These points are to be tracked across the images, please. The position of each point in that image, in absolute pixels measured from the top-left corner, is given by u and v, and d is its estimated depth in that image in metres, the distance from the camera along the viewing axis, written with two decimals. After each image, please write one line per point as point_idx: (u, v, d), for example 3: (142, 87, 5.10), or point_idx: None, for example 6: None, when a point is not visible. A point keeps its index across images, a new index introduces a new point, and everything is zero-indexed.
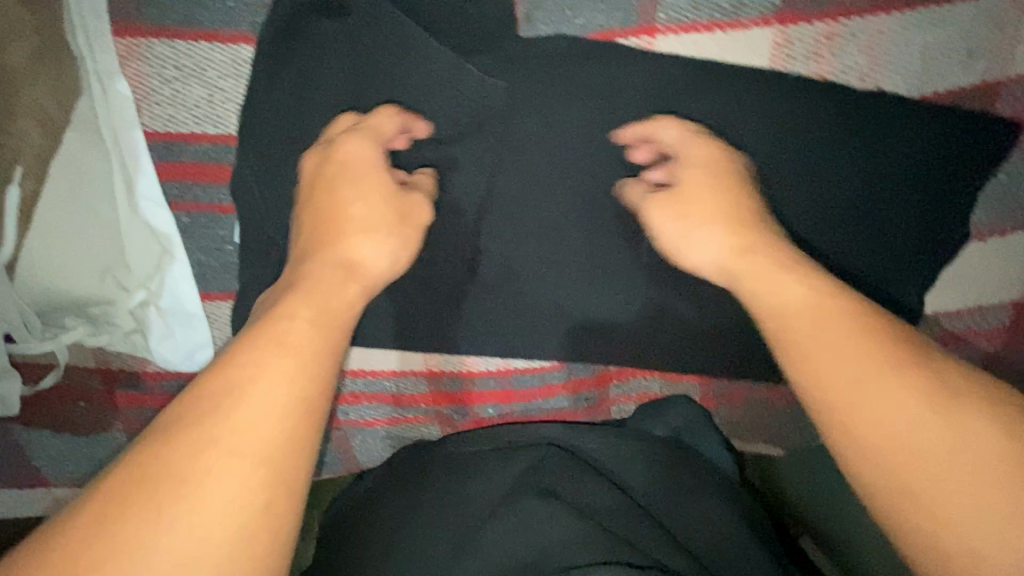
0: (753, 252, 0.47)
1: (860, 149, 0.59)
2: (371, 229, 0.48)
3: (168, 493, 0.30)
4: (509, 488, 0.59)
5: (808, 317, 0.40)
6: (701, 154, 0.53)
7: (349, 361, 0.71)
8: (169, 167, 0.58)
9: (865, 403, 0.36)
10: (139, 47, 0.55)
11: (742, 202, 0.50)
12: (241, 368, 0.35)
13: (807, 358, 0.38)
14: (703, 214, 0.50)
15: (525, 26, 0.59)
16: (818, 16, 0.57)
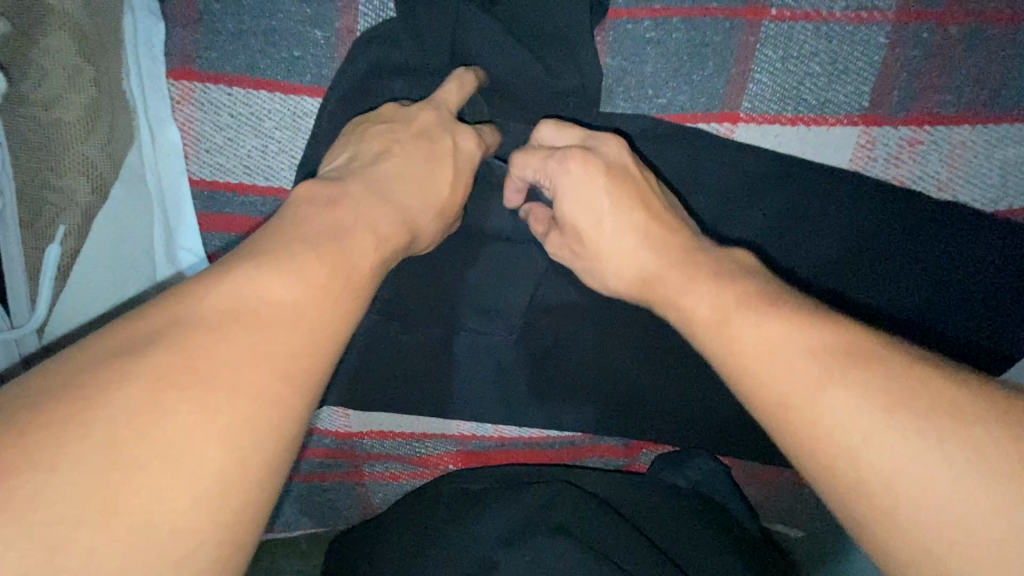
0: (668, 265, 0.43)
1: (931, 235, 0.57)
2: (444, 213, 0.46)
3: (110, 399, 0.24)
4: (516, 525, 0.54)
5: (773, 352, 0.34)
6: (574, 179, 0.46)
7: (376, 423, 0.66)
8: (212, 218, 0.55)
9: (820, 401, 0.31)
10: (195, 92, 0.52)
11: (639, 208, 0.45)
12: (240, 298, 0.29)
13: (764, 371, 0.34)
14: (600, 237, 0.46)
15: (605, 100, 0.56)
16: (903, 121, 0.56)
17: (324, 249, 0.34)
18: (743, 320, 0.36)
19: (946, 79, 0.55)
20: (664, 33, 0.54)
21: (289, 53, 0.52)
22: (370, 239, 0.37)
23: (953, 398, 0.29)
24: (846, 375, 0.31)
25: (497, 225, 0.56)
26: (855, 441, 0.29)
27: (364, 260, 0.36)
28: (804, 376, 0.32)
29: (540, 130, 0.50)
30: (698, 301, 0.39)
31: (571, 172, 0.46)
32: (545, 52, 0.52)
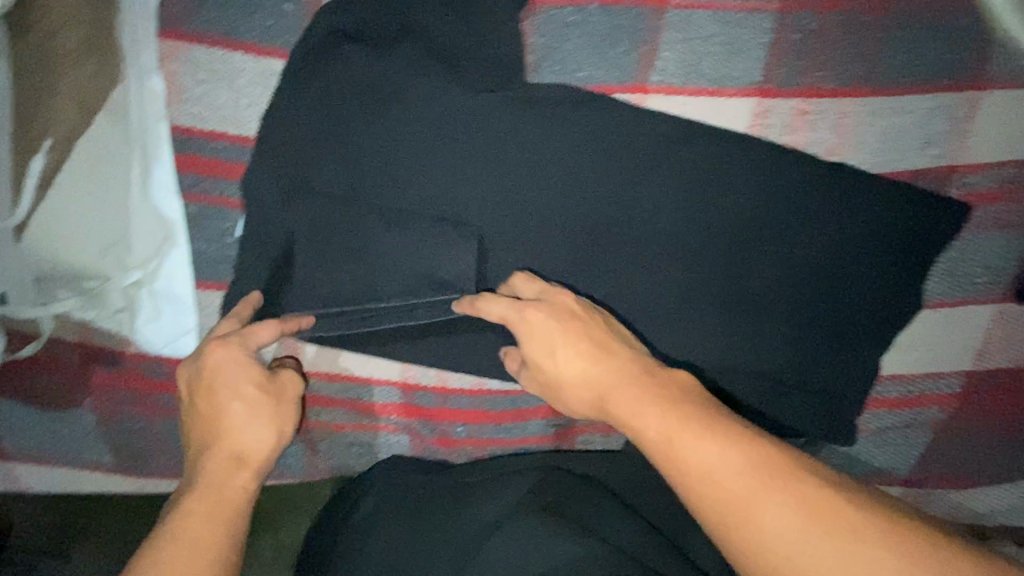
0: (613, 398, 0.50)
1: (828, 236, 0.64)
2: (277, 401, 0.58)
3: None
4: (513, 508, 0.58)
5: (720, 478, 0.41)
6: (535, 320, 0.55)
7: (324, 364, 0.70)
8: (186, 159, 0.62)
9: (722, 498, 0.41)
10: (180, 49, 0.61)
11: (588, 347, 0.54)
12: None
13: (687, 466, 0.43)
14: (558, 365, 0.54)
15: (533, 73, 0.65)
16: (793, 93, 0.64)
17: (198, 512, 0.50)
18: (685, 447, 0.43)
19: (827, 58, 0.64)
20: (583, 18, 0.64)
21: (264, 20, 0.61)
22: (231, 473, 0.53)
23: (819, 490, 0.40)
24: (738, 473, 0.41)
25: (437, 177, 0.64)
26: (776, 550, 0.39)
27: (230, 494, 0.52)
28: (710, 478, 0.42)
29: (515, 279, 0.60)
30: (646, 423, 0.47)
31: (528, 321, 0.55)
32: (477, 21, 0.62)
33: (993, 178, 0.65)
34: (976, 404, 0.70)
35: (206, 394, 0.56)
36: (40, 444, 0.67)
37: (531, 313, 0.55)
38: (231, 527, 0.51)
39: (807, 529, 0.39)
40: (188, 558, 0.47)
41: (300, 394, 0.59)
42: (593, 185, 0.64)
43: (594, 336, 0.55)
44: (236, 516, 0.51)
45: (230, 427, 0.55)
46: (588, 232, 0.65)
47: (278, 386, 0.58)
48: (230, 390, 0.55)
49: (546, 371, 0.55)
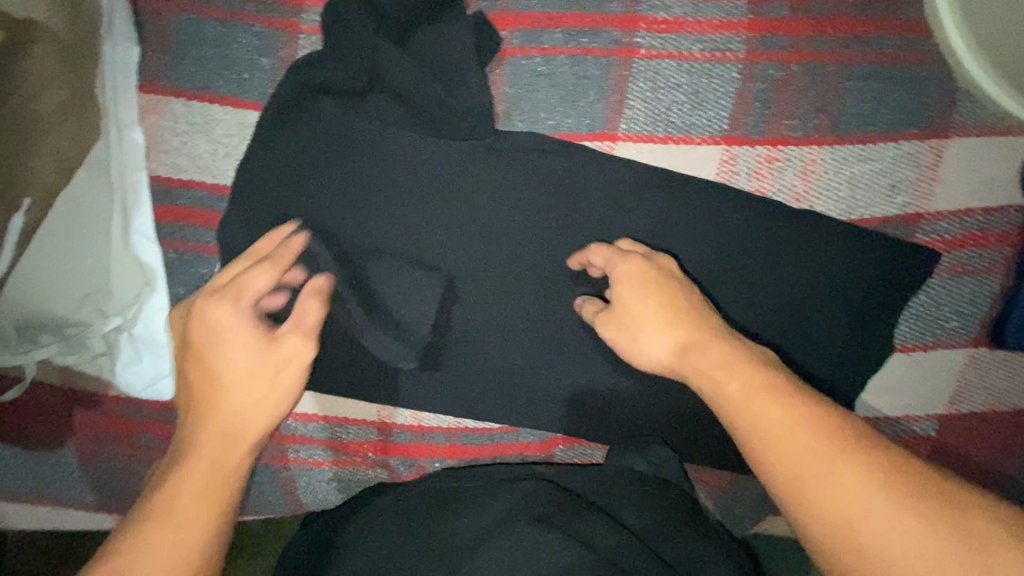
0: (698, 350, 0.51)
1: (839, 235, 0.64)
2: (274, 362, 0.50)
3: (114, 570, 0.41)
4: (501, 518, 0.58)
5: (796, 437, 0.42)
6: (629, 270, 0.57)
7: (299, 404, 0.72)
8: (164, 207, 0.64)
9: (780, 447, 0.42)
10: (158, 103, 0.63)
11: (681, 307, 0.54)
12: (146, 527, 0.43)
13: (754, 416, 0.44)
14: (642, 311, 0.55)
15: (504, 121, 0.66)
16: (760, 142, 0.65)
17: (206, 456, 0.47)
18: (765, 406, 0.44)
19: (793, 108, 0.65)
20: (552, 67, 0.65)
21: (241, 74, 0.63)
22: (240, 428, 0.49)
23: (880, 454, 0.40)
24: (806, 422, 0.42)
25: (409, 222, 0.65)
26: (828, 493, 0.39)
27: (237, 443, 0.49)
28: (773, 424, 0.43)
29: (621, 241, 0.62)
30: (727, 381, 0.47)
31: (626, 266, 0.58)
32: (444, 76, 0.62)
33: (960, 225, 0.65)
34: (954, 448, 0.69)
35: (203, 369, 0.50)
36: (26, 485, 0.69)
37: (630, 262, 0.58)
38: (218, 519, 0.45)
39: (878, 494, 0.38)
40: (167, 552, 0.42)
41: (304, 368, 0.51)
42: (563, 231, 0.66)
43: (683, 300, 0.55)
44: (223, 510, 0.45)
45: (232, 392, 0.49)
46: (559, 277, 0.66)
47: (278, 361, 0.51)
48: (225, 362, 0.50)
49: (630, 317, 0.55)
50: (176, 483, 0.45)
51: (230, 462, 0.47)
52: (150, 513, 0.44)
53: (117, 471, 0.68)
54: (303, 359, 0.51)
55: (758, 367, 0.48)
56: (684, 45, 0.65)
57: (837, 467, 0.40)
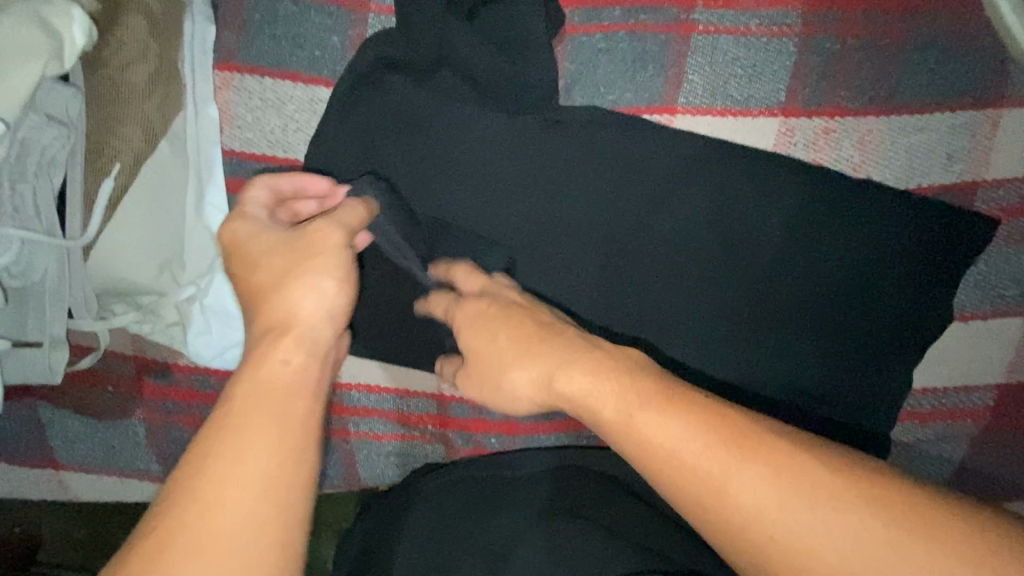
0: (563, 373, 0.48)
1: (851, 232, 0.66)
2: (299, 254, 0.50)
3: (198, 484, 0.39)
4: (545, 506, 0.60)
5: (681, 455, 0.40)
6: (471, 310, 0.57)
7: (362, 376, 0.72)
8: (238, 181, 0.66)
9: (679, 459, 0.40)
10: (233, 79, 0.65)
11: (531, 332, 0.53)
12: (220, 431, 0.41)
13: (644, 437, 0.41)
14: (489, 349, 0.54)
15: (565, 97, 0.68)
16: (817, 113, 0.66)
17: (260, 368, 0.45)
18: (648, 422, 0.41)
19: (848, 80, 0.66)
20: (611, 44, 0.67)
21: (313, 52, 0.65)
22: (291, 338, 0.47)
23: (770, 448, 0.39)
24: (692, 431, 0.40)
25: (472, 195, 0.66)
26: (755, 509, 0.38)
27: (285, 352, 0.46)
28: (666, 443, 0.40)
29: (456, 272, 0.62)
30: (604, 402, 0.45)
31: (466, 307, 0.58)
32: (509, 51, 0.64)
33: (1018, 193, 0.65)
34: (1009, 418, 0.70)
35: (248, 286, 0.51)
36: (93, 453, 0.70)
37: (468, 304, 0.58)
38: (292, 409, 0.43)
39: (780, 493, 0.37)
40: (247, 450, 0.40)
41: (339, 246, 0.51)
42: (622, 202, 0.67)
43: (536, 330, 0.53)
44: (294, 402, 0.44)
45: (272, 295, 0.49)
46: (620, 251, 0.68)
47: (308, 248, 0.50)
48: (259, 272, 0.51)
49: (487, 360, 0.54)
50: (237, 385, 0.44)
51: (278, 350, 0.46)
52: (214, 422, 0.42)
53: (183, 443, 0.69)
54: (332, 238, 0.51)
55: (638, 381, 0.44)
56: (741, 20, 0.67)
57: (737, 474, 0.38)
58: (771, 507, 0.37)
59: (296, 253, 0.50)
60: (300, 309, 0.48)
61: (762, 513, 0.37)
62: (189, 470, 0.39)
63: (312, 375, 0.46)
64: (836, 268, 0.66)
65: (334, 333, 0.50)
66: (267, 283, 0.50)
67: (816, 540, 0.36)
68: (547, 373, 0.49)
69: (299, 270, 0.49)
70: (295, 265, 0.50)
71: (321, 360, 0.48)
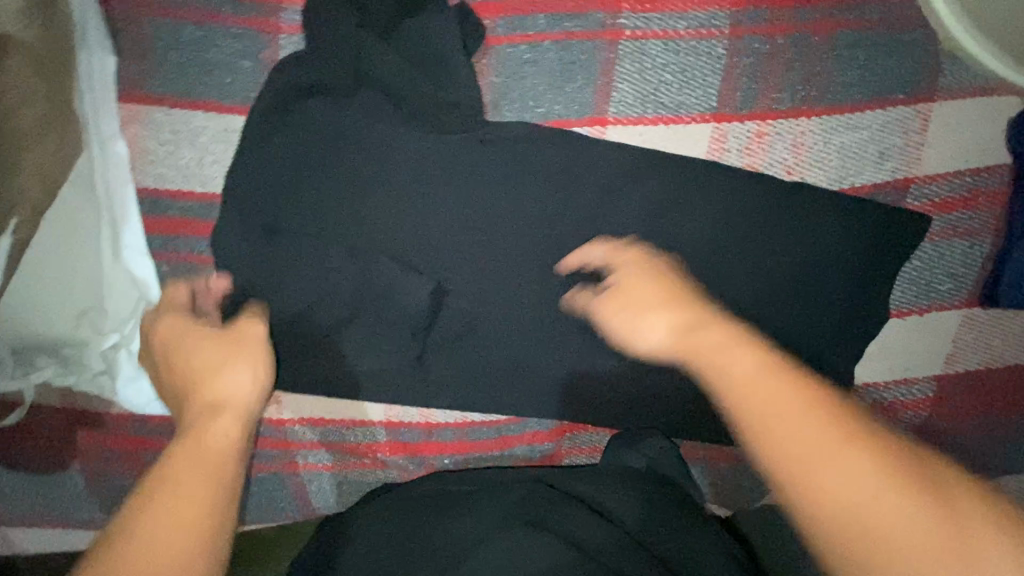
0: (705, 329, 0.44)
1: (799, 234, 0.65)
2: (224, 338, 0.54)
3: (119, 547, 0.37)
4: (495, 522, 0.58)
5: (804, 432, 0.35)
6: (632, 258, 0.55)
7: (304, 410, 0.70)
8: (154, 219, 0.63)
9: (796, 432, 0.36)
10: (139, 113, 0.62)
11: (673, 290, 0.48)
12: (146, 493, 0.40)
13: (758, 402, 0.37)
14: (640, 295, 0.49)
15: (492, 111, 0.66)
16: (749, 117, 0.65)
17: (191, 438, 0.44)
18: (772, 389, 0.37)
19: (780, 81, 0.65)
20: (537, 54, 0.65)
21: (222, 79, 0.62)
22: (232, 414, 0.47)
23: (894, 440, 0.36)
24: (815, 405, 0.36)
25: (404, 220, 0.65)
26: (866, 498, 0.34)
27: (224, 426, 0.46)
28: (798, 407, 0.36)
29: (592, 248, 0.62)
30: (732, 360, 0.40)
31: (625, 256, 0.56)
32: (429, 68, 0.62)
33: (949, 188, 0.65)
34: (952, 408, 0.70)
35: (180, 374, 0.52)
36: (32, 507, 0.68)
37: (621, 272, 0.52)
38: (226, 477, 0.42)
39: (898, 485, 0.34)
40: (180, 519, 0.39)
41: (264, 342, 0.54)
42: (558, 218, 0.66)
43: (685, 291, 0.49)
44: (229, 471, 0.43)
45: (208, 380, 0.50)
46: (560, 269, 0.66)
47: (237, 341, 0.54)
48: (200, 358, 0.52)
49: (629, 302, 0.49)
50: (169, 459, 0.43)
51: (215, 423, 0.46)
52: (144, 493, 0.40)
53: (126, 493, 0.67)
54: (255, 330, 0.55)
55: (753, 344, 0.41)
56: (669, 23, 0.65)
57: (858, 459, 0.34)
58: (884, 501, 0.33)
59: (229, 335, 0.54)
60: (232, 390, 0.49)
61: (868, 503, 0.34)
62: (117, 534, 0.38)
63: (245, 447, 0.46)
64: (798, 267, 0.65)
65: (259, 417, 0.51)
66: (208, 370, 0.51)
67: (929, 542, 0.33)
68: (687, 330, 0.45)
69: (225, 359, 0.52)
70: (228, 355, 0.52)
71: (250, 432, 0.48)
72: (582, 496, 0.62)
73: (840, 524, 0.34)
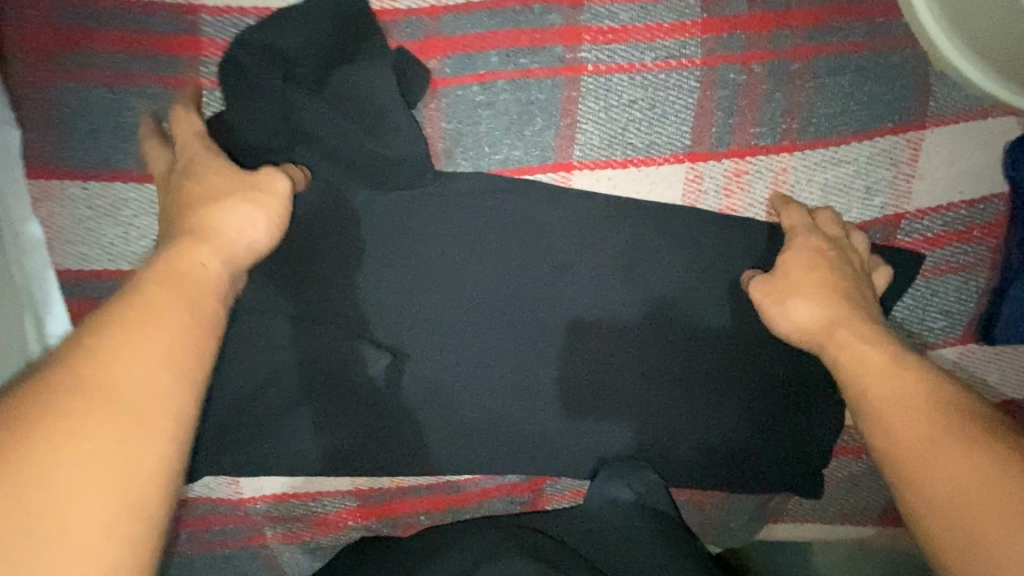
0: (844, 330, 0.49)
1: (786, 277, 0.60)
2: (239, 175, 0.49)
3: (100, 358, 0.32)
4: (483, 556, 0.54)
5: (901, 415, 0.40)
6: (811, 241, 0.55)
7: (268, 486, 0.68)
8: (81, 302, 0.57)
9: (897, 414, 0.40)
10: (53, 188, 0.56)
11: (829, 283, 0.52)
12: (127, 306, 0.35)
13: (873, 395, 0.42)
14: (803, 282, 0.53)
15: (446, 161, 0.60)
16: (726, 154, 0.60)
17: (170, 271, 0.39)
18: (884, 385, 0.42)
19: (758, 113, 0.59)
20: (492, 95, 0.59)
21: (142, 144, 0.56)
22: (213, 250, 0.43)
23: (1002, 435, 0.35)
24: (925, 397, 0.40)
25: (358, 285, 0.60)
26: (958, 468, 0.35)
27: (209, 274, 0.41)
28: (907, 392, 0.41)
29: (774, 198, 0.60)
30: (851, 355, 0.47)
31: (795, 241, 0.56)
32: (370, 120, 0.55)
33: (942, 222, 0.61)
34: None
35: (178, 196, 0.48)
36: None
37: (792, 244, 0.56)
38: (205, 327, 0.37)
39: (991, 465, 0.34)
40: (153, 354, 0.33)
41: (284, 195, 0.50)
42: (524, 273, 0.61)
43: (847, 286, 0.52)
44: (210, 314, 0.38)
45: (212, 207, 0.46)
46: (531, 325, 0.62)
47: (253, 182, 0.49)
48: (204, 183, 0.48)
49: (788, 280, 0.54)
50: (148, 280, 0.38)
51: (198, 253, 0.42)
52: (117, 307, 0.35)
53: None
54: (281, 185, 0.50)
55: (881, 344, 0.46)
56: (635, 55, 0.59)
57: (951, 444, 0.36)
58: (971, 473, 0.34)
59: (252, 176, 0.49)
60: (232, 228, 0.46)
61: (961, 477, 0.34)
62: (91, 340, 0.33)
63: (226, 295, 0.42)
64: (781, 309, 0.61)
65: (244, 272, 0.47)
66: (209, 211, 0.46)
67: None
68: (827, 321, 0.50)
69: (241, 198, 0.48)
70: (241, 194, 0.48)
71: (230, 279, 0.44)
72: (579, 543, 0.58)
73: (930, 495, 0.35)
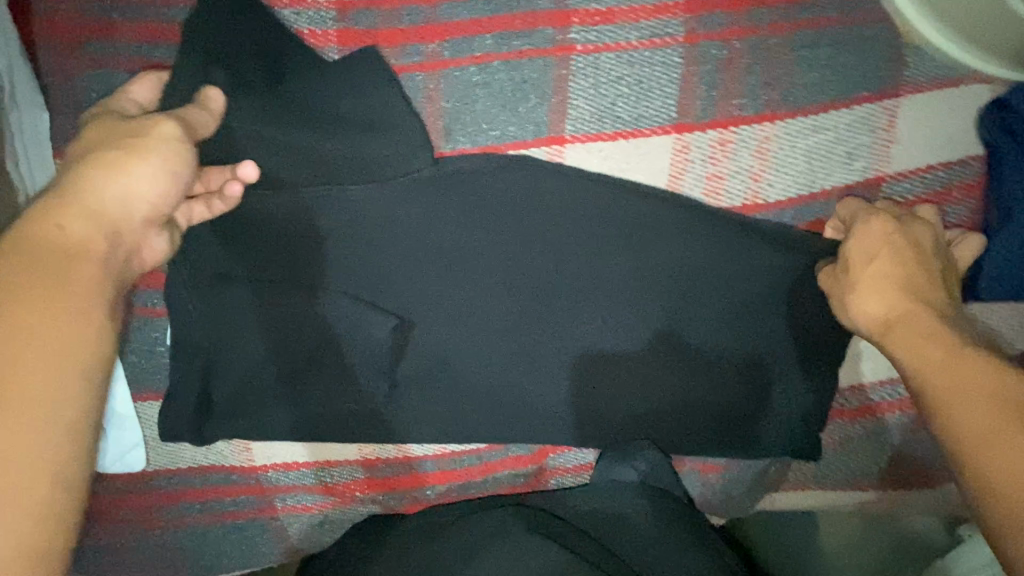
0: (916, 319, 0.52)
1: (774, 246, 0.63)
2: (127, 130, 0.46)
3: None
4: (496, 526, 0.58)
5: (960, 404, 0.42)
6: (878, 230, 0.58)
7: (277, 455, 0.70)
8: None
9: (956, 402, 0.42)
10: None
11: (898, 275, 0.55)
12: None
13: (939, 387, 0.45)
14: (873, 271, 0.56)
15: (445, 139, 0.64)
16: (710, 125, 0.63)
17: (41, 238, 0.39)
18: (949, 374, 0.45)
19: (740, 86, 0.63)
20: (488, 75, 0.63)
21: None
22: (98, 214, 0.41)
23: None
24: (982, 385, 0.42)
25: (362, 257, 0.62)
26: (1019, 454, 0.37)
27: (95, 239, 0.41)
28: (968, 380, 0.43)
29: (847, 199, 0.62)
30: (915, 348, 0.49)
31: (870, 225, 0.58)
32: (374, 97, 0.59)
33: (922, 184, 0.63)
34: None
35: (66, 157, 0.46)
36: None
37: (862, 228, 0.59)
38: (72, 300, 0.37)
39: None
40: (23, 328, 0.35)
41: (180, 141, 0.47)
42: (523, 244, 0.63)
43: (919, 276, 0.55)
44: (88, 274, 0.39)
45: (89, 166, 0.43)
46: (529, 294, 0.64)
47: (139, 134, 0.46)
48: (87, 145, 0.46)
49: (857, 270, 0.57)
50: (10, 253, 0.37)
51: (68, 221, 0.40)
52: None
53: (139, 541, 0.70)
54: (166, 130, 0.47)
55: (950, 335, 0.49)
56: (621, 34, 0.63)
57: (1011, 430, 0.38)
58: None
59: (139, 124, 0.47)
60: (117, 187, 0.43)
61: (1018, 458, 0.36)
62: None
63: (107, 254, 0.41)
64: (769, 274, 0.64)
65: (147, 228, 0.46)
66: (87, 172, 0.43)
67: None
68: (897, 313, 0.53)
69: (130, 154, 0.45)
70: (122, 146, 0.45)
71: (114, 234, 0.42)
72: (587, 522, 0.60)
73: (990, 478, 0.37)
